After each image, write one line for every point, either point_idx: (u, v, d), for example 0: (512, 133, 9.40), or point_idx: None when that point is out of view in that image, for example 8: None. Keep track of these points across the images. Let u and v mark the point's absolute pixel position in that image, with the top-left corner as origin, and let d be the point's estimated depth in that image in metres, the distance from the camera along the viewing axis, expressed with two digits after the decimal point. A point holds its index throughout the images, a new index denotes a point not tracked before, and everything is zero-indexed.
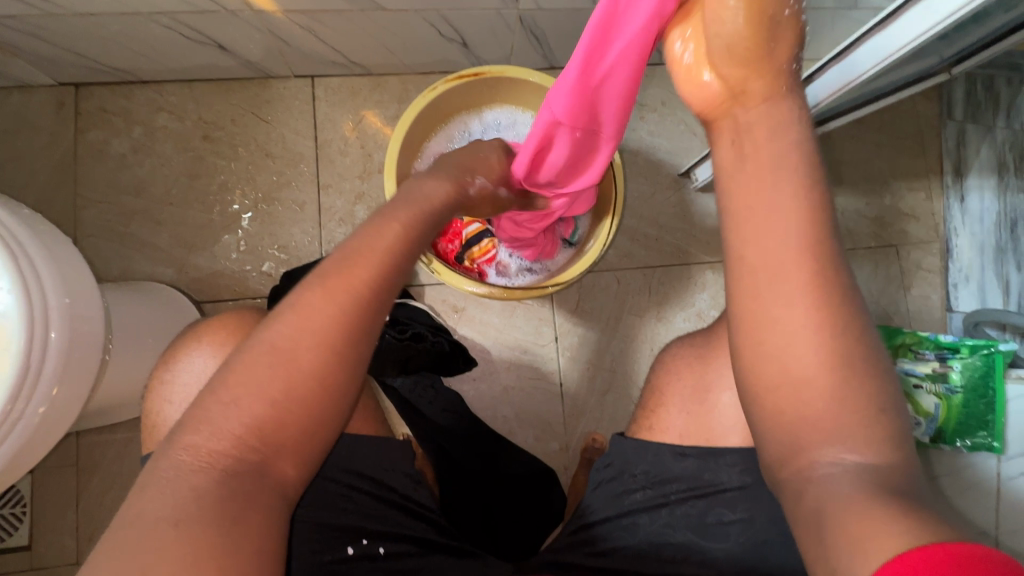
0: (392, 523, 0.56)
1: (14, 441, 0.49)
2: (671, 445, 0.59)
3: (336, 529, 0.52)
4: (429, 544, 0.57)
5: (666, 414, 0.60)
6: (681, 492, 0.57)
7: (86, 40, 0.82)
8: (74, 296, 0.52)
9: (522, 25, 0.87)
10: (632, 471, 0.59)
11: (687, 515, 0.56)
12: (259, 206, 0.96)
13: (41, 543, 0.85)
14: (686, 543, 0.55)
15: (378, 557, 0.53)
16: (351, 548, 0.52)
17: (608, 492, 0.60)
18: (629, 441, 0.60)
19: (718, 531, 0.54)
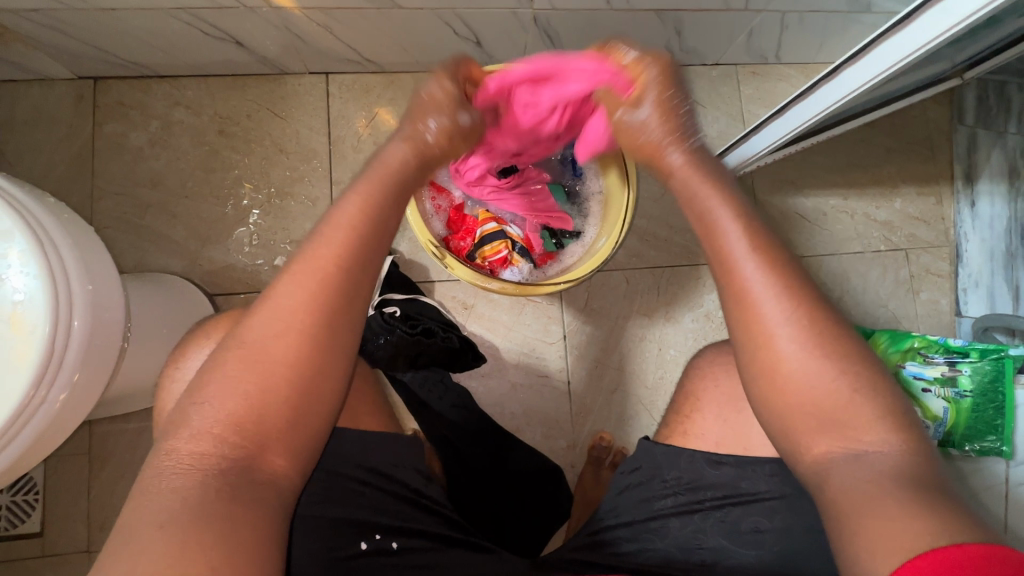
0: (406, 519, 0.56)
1: (36, 425, 0.50)
2: (706, 452, 0.60)
3: (351, 525, 0.53)
4: (443, 539, 0.57)
5: (700, 419, 0.62)
6: (716, 499, 0.58)
7: (107, 35, 0.83)
8: (97, 284, 0.53)
9: (536, 25, 0.87)
10: (665, 477, 0.60)
11: (721, 522, 0.57)
12: (273, 201, 0.97)
13: (52, 531, 0.86)
14: (718, 547, 0.56)
15: (391, 552, 0.53)
16: (364, 543, 0.53)
17: (633, 495, 0.61)
18: (657, 447, 0.61)
19: (752, 539, 0.55)
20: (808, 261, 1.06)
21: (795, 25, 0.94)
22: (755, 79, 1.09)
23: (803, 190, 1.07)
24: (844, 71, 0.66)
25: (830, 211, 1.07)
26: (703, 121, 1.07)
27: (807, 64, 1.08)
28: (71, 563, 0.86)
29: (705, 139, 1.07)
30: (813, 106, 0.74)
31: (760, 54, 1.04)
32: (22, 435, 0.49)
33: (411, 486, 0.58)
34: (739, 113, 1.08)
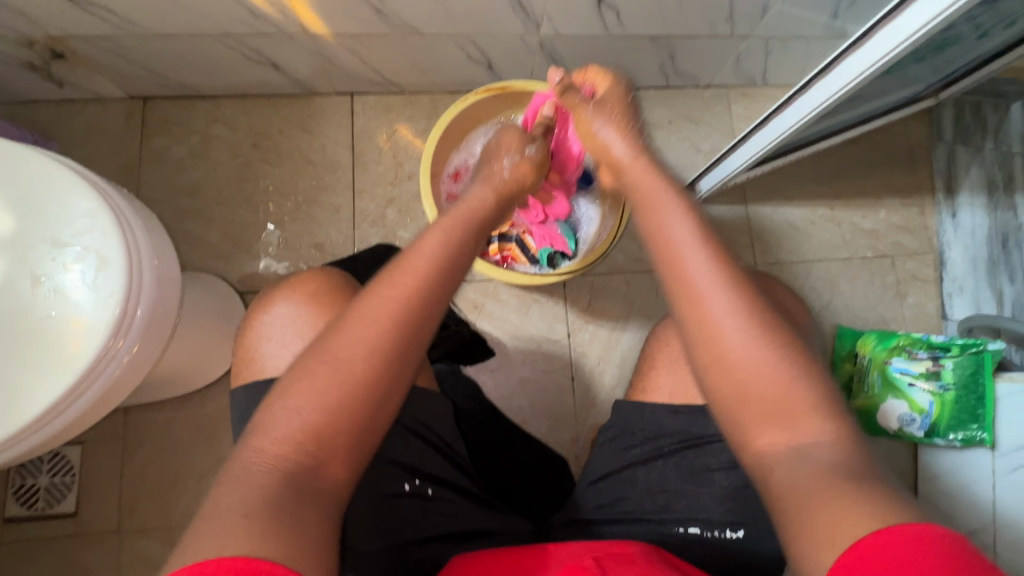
0: (438, 469, 0.61)
1: (103, 381, 0.56)
2: (663, 404, 0.64)
3: (395, 466, 0.58)
4: (466, 492, 0.63)
5: (657, 376, 0.66)
6: (673, 444, 0.62)
7: (161, 59, 0.94)
8: (160, 260, 0.61)
9: (542, 50, 0.97)
10: (632, 429, 0.64)
11: (679, 465, 0.61)
12: (300, 207, 1.06)
13: (85, 511, 0.92)
14: (679, 490, 0.60)
15: (427, 497, 0.59)
16: (406, 485, 0.58)
17: (607, 449, 0.65)
18: (626, 405, 0.66)
19: (705, 478, 0.60)
20: (798, 267, 1.12)
21: (778, 50, 1.03)
22: (745, 100, 1.17)
23: (792, 201, 1.14)
24: (815, 84, 0.74)
25: (818, 220, 1.14)
26: (697, 137, 1.16)
27: (792, 86, 1.17)
28: (101, 542, 0.91)
29: (699, 153, 1.15)
30: (789, 119, 0.82)
31: (748, 77, 1.13)
32: (91, 389, 0.56)
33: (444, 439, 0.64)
34: (730, 130, 1.16)
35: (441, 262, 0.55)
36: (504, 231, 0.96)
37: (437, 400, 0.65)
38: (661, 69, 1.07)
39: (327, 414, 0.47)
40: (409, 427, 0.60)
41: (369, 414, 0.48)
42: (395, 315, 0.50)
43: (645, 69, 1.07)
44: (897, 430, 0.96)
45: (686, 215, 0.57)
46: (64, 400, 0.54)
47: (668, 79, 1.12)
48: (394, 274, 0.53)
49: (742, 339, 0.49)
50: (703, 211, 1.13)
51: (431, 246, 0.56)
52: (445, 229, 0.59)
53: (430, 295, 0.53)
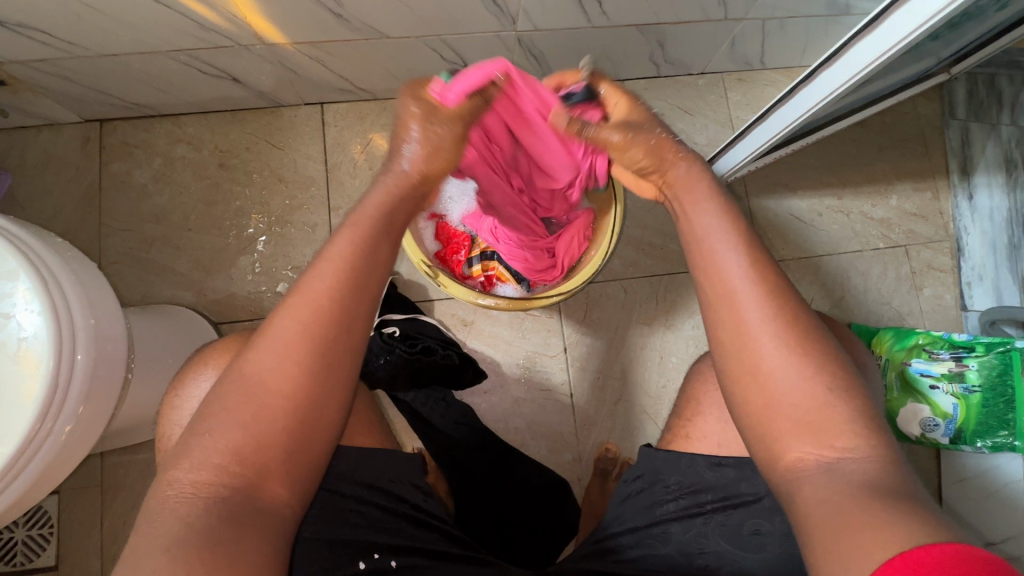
0: (401, 536, 0.56)
1: (43, 456, 0.52)
2: (705, 455, 0.59)
3: (346, 545, 0.53)
4: (442, 554, 0.57)
5: (702, 422, 0.62)
6: (714, 501, 0.57)
7: (111, 79, 0.87)
8: (99, 318, 0.55)
9: (521, 46, 0.90)
10: (665, 481, 0.60)
11: (722, 525, 0.56)
12: (273, 229, 1.00)
13: (66, 563, 0.87)
14: (720, 551, 0.55)
15: (390, 570, 0.53)
16: (363, 562, 0.53)
17: (633, 503, 0.60)
18: (657, 452, 0.61)
19: (754, 542, 0.54)
20: (806, 263, 1.05)
21: (776, 31, 0.95)
22: (742, 86, 1.10)
23: (796, 192, 1.07)
24: (821, 73, 0.68)
25: (825, 211, 1.07)
26: (692, 129, 1.08)
27: (792, 68, 1.09)
28: None
29: (696, 146, 1.08)
30: (792, 111, 0.75)
31: (745, 61, 1.05)
32: (30, 465, 0.51)
33: (410, 502, 0.59)
34: (727, 119, 1.09)
35: (353, 270, 0.51)
36: (484, 248, 0.89)
37: (387, 458, 0.59)
38: (651, 58, 1.00)
39: (240, 445, 0.45)
40: (357, 495, 0.56)
41: (284, 439, 0.46)
42: (301, 334, 0.48)
43: (634, 60, 1.00)
44: (920, 436, 0.90)
45: (727, 237, 0.53)
46: (1, 478, 0.50)
47: (658, 69, 1.04)
48: (282, 312, 0.49)
49: (778, 355, 0.49)
50: None
51: (336, 259, 0.51)
52: (352, 238, 0.52)
53: (332, 314, 0.49)
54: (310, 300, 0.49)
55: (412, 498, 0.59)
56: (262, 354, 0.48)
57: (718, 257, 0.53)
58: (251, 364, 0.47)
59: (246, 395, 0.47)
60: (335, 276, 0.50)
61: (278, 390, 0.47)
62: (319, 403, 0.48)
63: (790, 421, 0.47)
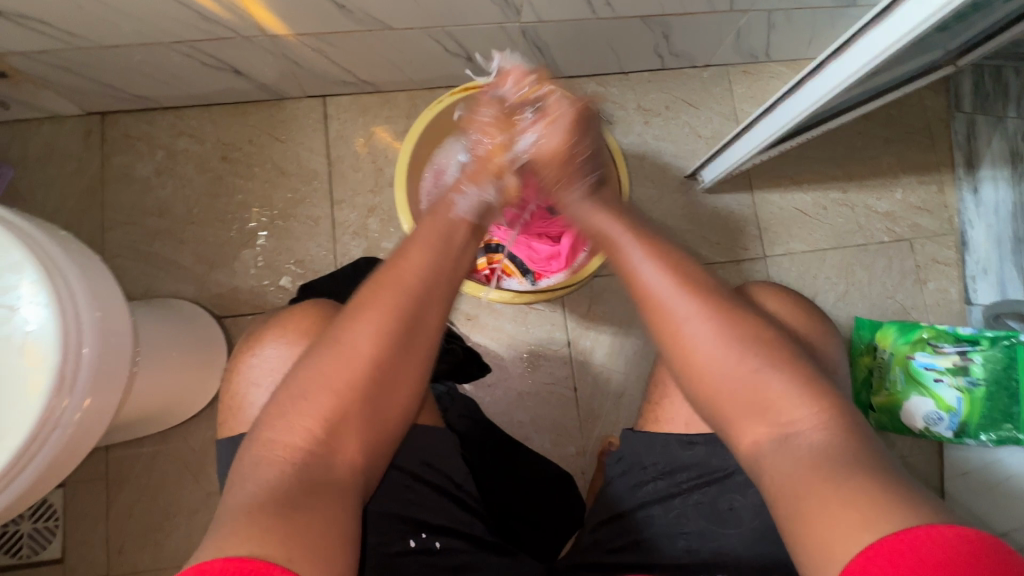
0: (448, 518, 0.56)
1: (50, 447, 0.52)
2: (677, 434, 0.59)
3: (400, 520, 0.53)
4: (481, 542, 0.58)
5: (671, 404, 0.60)
6: (692, 480, 0.57)
7: (112, 72, 0.86)
8: (105, 310, 0.55)
9: (525, 38, 0.89)
10: (643, 464, 0.59)
11: (699, 504, 0.56)
12: (276, 222, 0.99)
13: (72, 556, 0.88)
14: (700, 530, 0.55)
15: (434, 551, 0.54)
16: (413, 540, 0.53)
17: (616, 486, 0.61)
18: (635, 435, 0.61)
19: (732, 517, 0.55)
20: (810, 256, 1.05)
21: (782, 23, 0.95)
22: (747, 78, 1.09)
23: (801, 185, 1.07)
24: (828, 65, 0.67)
25: (830, 205, 1.07)
26: (696, 122, 1.07)
27: (798, 60, 1.08)
28: None
29: (700, 139, 1.07)
30: (800, 102, 0.74)
31: (750, 53, 1.05)
32: (38, 457, 0.51)
33: (456, 483, 0.59)
34: (731, 112, 1.08)
35: (438, 257, 0.57)
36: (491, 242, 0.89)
37: (446, 439, 0.59)
38: (656, 50, 0.99)
39: (332, 410, 0.48)
40: (414, 472, 0.55)
41: (366, 405, 0.49)
42: (397, 305, 0.52)
43: (638, 52, 0.99)
44: (924, 429, 0.90)
45: None
46: (9, 469, 0.50)
47: (662, 61, 1.04)
48: (377, 282, 0.53)
49: (716, 350, 0.51)
50: (706, 201, 1.06)
51: (423, 243, 0.57)
52: (434, 232, 0.58)
53: (423, 289, 0.54)
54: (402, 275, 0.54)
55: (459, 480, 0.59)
56: (357, 320, 0.51)
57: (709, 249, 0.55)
58: (351, 329, 0.50)
59: (344, 359, 0.49)
60: (426, 254, 0.56)
61: (374, 354, 0.50)
62: (403, 367, 0.51)
63: (749, 412, 0.49)
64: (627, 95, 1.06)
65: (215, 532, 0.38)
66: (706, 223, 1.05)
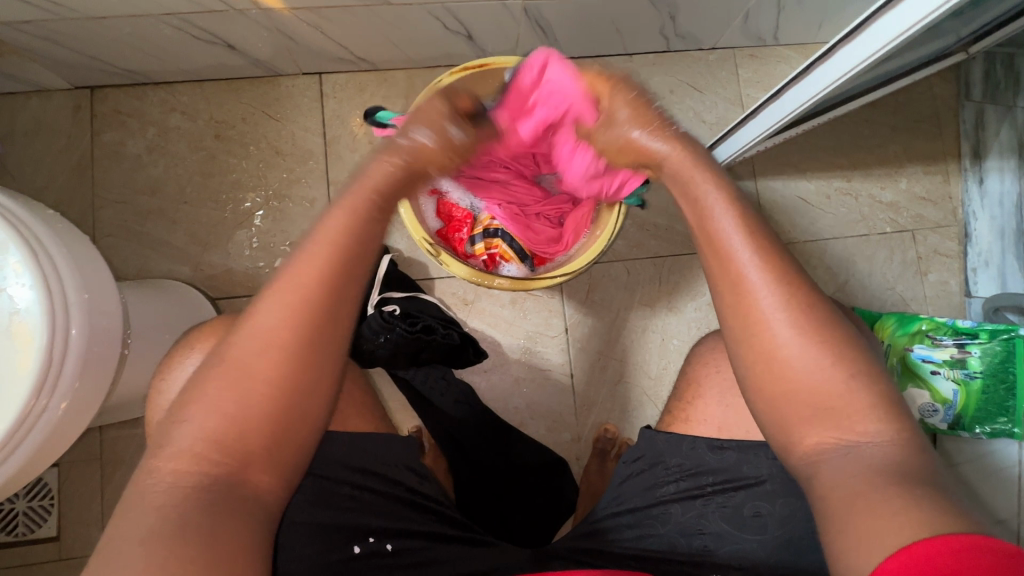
0: (398, 518, 0.56)
1: (40, 430, 0.51)
2: (707, 438, 0.59)
3: (341, 529, 0.53)
4: (439, 536, 0.57)
5: (704, 405, 0.61)
6: (716, 483, 0.57)
7: (100, 44, 0.83)
8: (93, 293, 0.54)
9: (527, 16, 0.87)
10: (667, 463, 0.59)
11: (722, 507, 0.56)
12: (271, 203, 0.97)
13: (68, 534, 0.88)
14: (720, 532, 0.56)
15: (385, 554, 0.54)
16: (357, 547, 0.53)
17: (633, 483, 0.60)
18: (659, 436, 0.61)
19: (754, 523, 0.55)
20: (812, 246, 1.04)
21: (792, 5, 0.92)
22: (754, 62, 1.06)
23: (805, 173, 1.05)
24: (838, 51, 0.65)
25: (834, 193, 1.05)
26: (701, 106, 1.05)
27: (806, 44, 1.06)
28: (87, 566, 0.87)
29: (703, 125, 1.05)
30: (808, 89, 0.72)
31: (758, 36, 1.02)
32: (28, 440, 0.51)
33: (407, 486, 0.59)
34: (737, 97, 1.06)
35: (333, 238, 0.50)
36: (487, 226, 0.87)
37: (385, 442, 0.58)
38: (661, 31, 0.96)
39: (235, 420, 0.46)
40: (350, 481, 0.55)
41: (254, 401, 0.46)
42: (295, 305, 0.47)
43: (643, 33, 0.96)
44: (919, 422, 0.91)
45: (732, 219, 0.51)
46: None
47: (668, 43, 1.01)
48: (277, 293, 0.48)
49: (794, 342, 0.48)
50: None
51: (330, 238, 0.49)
52: (343, 213, 0.50)
53: (312, 276, 0.48)
54: (303, 285, 0.47)
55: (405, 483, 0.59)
56: (258, 339, 0.47)
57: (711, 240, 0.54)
58: (251, 351, 0.47)
59: (242, 379, 0.46)
60: (326, 259, 0.48)
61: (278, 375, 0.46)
62: (303, 390, 0.47)
63: (809, 409, 0.48)
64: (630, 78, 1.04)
65: None
66: None
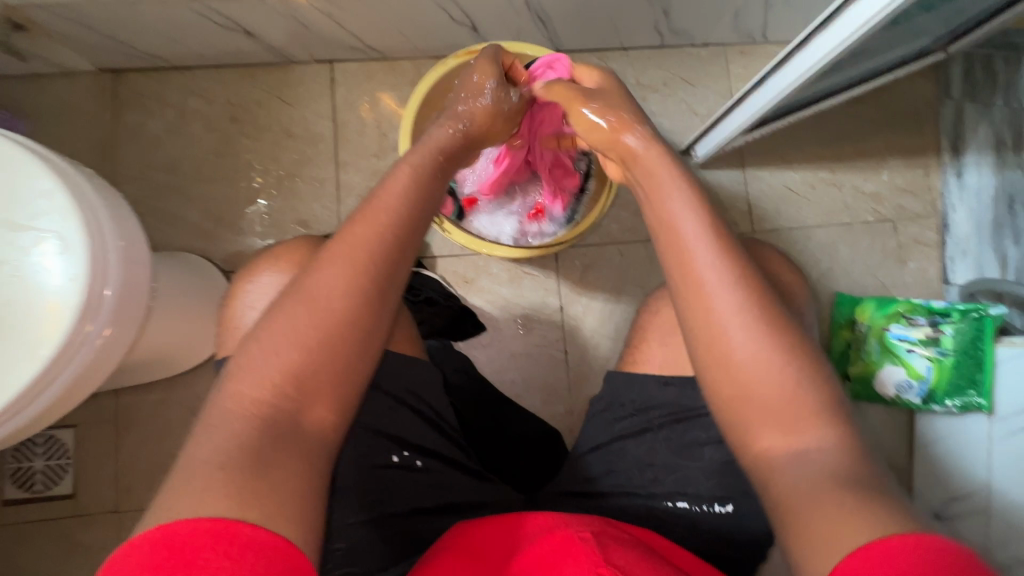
0: (427, 441, 0.60)
1: (74, 367, 0.56)
2: (653, 375, 0.62)
3: (388, 438, 0.57)
4: (454, 464, 0.62)
5: (647, 348, 0.64)
6: (663, 416, 0.61)
7: (127, 29, 0.89)
8: (125, 243, 0.59)
9: (528, 9, 0.92)
10: (621, 401, 0.63)
11: (669, 439, 0.60)
12: (282, 182, 1.03)
13: (82, 492, 0.92)
14: (667, 462, 0.60)
15: (416, 469, 0.58)
16: (395, 456, 0.57)
17: (597, 421, 0.64)
18: (618, 375, 0.64)
19: (695, 451, 0.59)
20: (797, 233, 1.09)
21: (779, 3, 0.97)
22: (744, 58, 1.12)
23: (792, 164, 1.10)
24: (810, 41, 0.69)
25: (818, 183, 1.10)
26: (693, 99, 1.10)
27: (794, 42, 1.11)
28: (100, 522, 0.92)
29: (695, 116, 1.10)
30: (783, 79, 0.76)
31: (748, 33, 1.07)
32: (61, 376, 0.55)
33: (433, 409, 0.62)
34: (728, 91, 1.11)
35: None
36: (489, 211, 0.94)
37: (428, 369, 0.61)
38: (655, 26, 1.02)
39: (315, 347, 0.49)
40: (394, 396, 0.58)
41: (379, 312, 0.52)
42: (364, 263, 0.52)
43: (639, 28, 1.02)
44: (895, 397, 0.98)
45: (698, 215, 0.55)
46: (35, 385, 0.54)
47: (662, 38, 1.07)
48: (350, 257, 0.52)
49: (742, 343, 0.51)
50: (699, 176, 1.09)
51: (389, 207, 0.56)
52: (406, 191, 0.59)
53: None
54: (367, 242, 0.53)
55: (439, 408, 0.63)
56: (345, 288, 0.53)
57: (697, 229, 0.55)
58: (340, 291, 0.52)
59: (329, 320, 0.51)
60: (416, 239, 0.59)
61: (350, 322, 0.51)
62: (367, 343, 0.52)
63: (768, 414, 0.50)
64: (626, 71, 1.09)
65: None
66: None
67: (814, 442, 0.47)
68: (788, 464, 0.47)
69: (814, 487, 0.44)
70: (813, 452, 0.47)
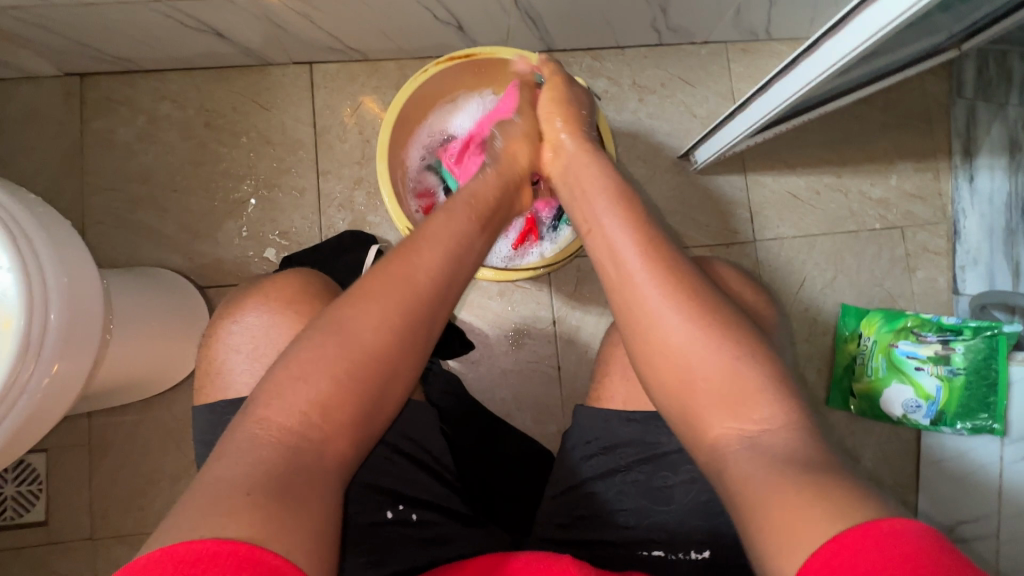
0: (425, 491, 0.57)
1: (21, 411, 0.51)
2: (617, 411, 0.60)
3: (381, 489, 0.54)
4: (451, 512, 0.59)
5: (609, 382, 0.63)
6: (632, 456, 0.58)
7: (90, 31, 0.83)
8: (73, 275, 0.54)
9: (517, 8, 0.86)
10: (587, 438, 0.61)
11: (637, 482, 0.57)
12: (261, 192, 0.98)
13: (56, 519, 0.89)
14: (637, 508, 0.56)
15: (411, 523, 0.54)
16: (390, 512, 0.54)
17: (567, 461, 0.62)
18: (585, 411, 0.62)
19: (664, 495, 0.56)
20: (801, 241, 1.04)
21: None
22: (746, 57, 1.06)
23: (796, 169, 1.05)
24: (822, 46, 0.64)
25: (823, 189, 1.05)
26: (692, 100, 1.05)
27: (799, 39, 1.05)
28: (75, 550, 0.88)
29: (694, 119, 1.05)
30: (791, 84, 0.72)
31: (750, 29, 1.02)
32: (7, 421, 0.51)
33: (431, 454, 0.61)
34: (729, 91, 1.06)
35: None
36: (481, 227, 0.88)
37: (425, 413, 0.61)
38: (652, 24, 0.96)
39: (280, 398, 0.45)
40: (393, 444, 0.57)
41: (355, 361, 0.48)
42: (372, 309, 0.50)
43: (635, 26, 0.96)
44: (902, 417, 0.94)
45: (623, 223, 0.57)
46: None
47: (660, 36, 1.01)
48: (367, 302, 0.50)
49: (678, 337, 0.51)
50: (698, 182, 1.04)
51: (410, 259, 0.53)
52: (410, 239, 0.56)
53: None
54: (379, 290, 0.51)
55: (436, 452, 0.62)
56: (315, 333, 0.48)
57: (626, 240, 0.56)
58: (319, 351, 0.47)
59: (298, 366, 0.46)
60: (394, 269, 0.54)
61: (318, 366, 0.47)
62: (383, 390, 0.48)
63: (722, 409, 0.48)
64: (622, 71, 1.04)
65: (196, 497, 0.38)
66: (697, 205, 1.03)
67: (771, 429, 0.45)
68: (744, 451, 0.45)
69: (774, 484, 0.40)
70: (781, 453, 0.44)
